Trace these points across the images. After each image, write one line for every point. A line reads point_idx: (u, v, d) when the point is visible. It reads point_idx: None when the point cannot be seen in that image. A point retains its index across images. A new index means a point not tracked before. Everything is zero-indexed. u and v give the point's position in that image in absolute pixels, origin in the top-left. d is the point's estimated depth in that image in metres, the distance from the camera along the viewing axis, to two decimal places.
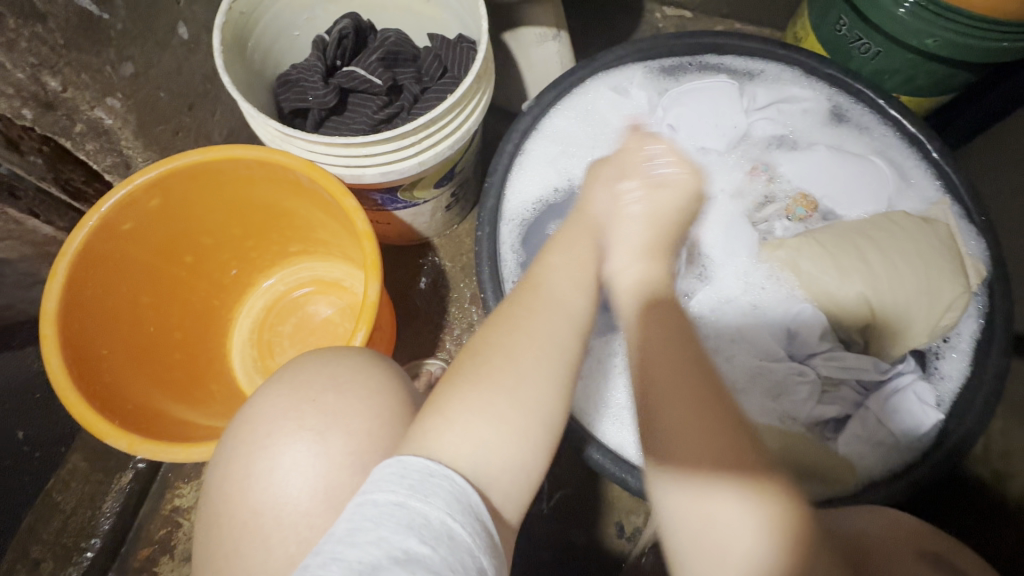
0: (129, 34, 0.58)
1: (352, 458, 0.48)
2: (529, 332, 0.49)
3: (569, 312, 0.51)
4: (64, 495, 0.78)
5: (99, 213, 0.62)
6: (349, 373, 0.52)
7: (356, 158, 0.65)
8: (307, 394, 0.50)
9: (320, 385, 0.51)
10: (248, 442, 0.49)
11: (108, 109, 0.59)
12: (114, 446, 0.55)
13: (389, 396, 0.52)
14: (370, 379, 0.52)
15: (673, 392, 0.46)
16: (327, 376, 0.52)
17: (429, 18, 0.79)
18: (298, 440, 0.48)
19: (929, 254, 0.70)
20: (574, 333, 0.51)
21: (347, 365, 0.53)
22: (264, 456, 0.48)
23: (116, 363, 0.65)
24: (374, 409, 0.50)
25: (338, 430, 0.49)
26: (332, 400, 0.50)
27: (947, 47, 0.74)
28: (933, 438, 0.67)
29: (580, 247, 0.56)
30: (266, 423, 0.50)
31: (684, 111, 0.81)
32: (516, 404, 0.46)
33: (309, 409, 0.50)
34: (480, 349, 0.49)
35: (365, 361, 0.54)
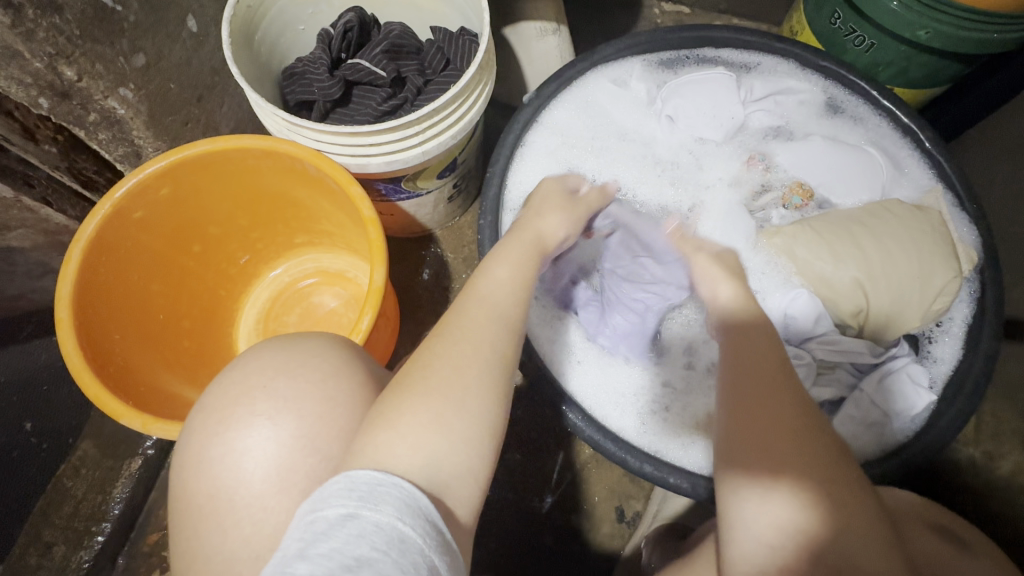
0: (141, 26, 0.60)
1: (303, 442, 0.47)
2: (467, 339, 0.50)
3: (504, 316, 0.53)
4: (74, 481, 0.80)
5: (113, 200, 0.63)
6: (302, 357, 0.50)
7: (361, 148, 0.67)
8: (256, 382, 0.49)
9: (271, 369, 0.49)
10: (204, 428, 0.48)
11: (121, 99, 0.60)
12: (129, 426, 0.57)
13: (346, 377, 0.50)
14: (324, 362, 0.51)
15: (747, 386, 0.51)
16: (278, 362, 0.50)
17: (432, 12, 0.80)
18: (253, 424, 0.47)
19: (923, 241, 0.72)
20: (510, 338, 0.52)
21: (300, 350, 0.51)
22: (218, 442, 0.47)
23: (128, 347, 0.67)
24: (327, 394, 0.49)
25: (291, 415, 0.47)
26: (283, 386, 0.48)
27: (938, 38, 0.76)
28: (925, 420, 0.68)
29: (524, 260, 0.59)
30: (219, 410, 0.48)
31: (682, 102, 0.82)
32: (459, 411, 0.46)
33: (260, 395, 0.48)
34: (421, 362, 0.49)
35: (324, 343, 0.53)
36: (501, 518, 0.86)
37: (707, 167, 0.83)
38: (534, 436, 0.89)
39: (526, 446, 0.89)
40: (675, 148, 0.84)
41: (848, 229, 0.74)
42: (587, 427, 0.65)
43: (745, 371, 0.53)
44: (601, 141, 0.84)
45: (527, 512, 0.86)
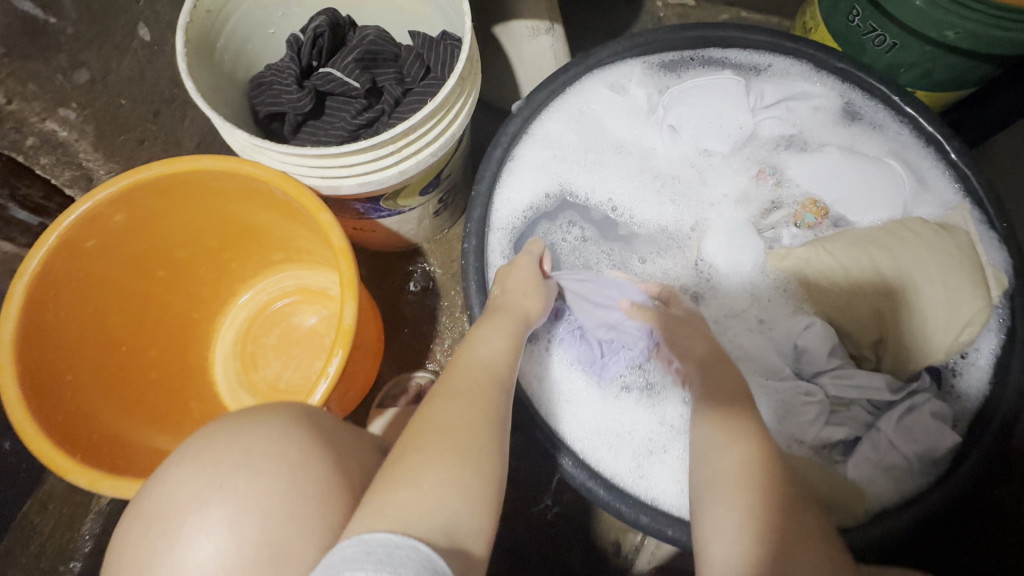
0: (82, 38, 0.55)
1: (269, 548, 0.42)
2: (471, 403, 0.52)
3: (498, 382, 0.55)
4: (41, 518, 0.77)
5: (59, 231, 0.58)
6: (263, 445, 0.45)
7: (331, 169, 0.61)
8: (209, 481, 0.43)
9: (227, 466, 0.43)
10: (146, 540, 0.42)
11: (62, 120, 0.56)
12: (75, 484, 0.53)
13: (315, 463, 0.46)
14: (289, 447, 0.45)
15: (719, 413, 0.56)
16: (235, 453, 0.44)
17: (412, 13, 0.74)
18: (204, 534, 0.41)
19: (947, 263, 0.66)
20: (506, 401, 0.54)
21: (258, 435, 0.45)
22: (161, 559, 0.41)
23: (84, 387, 0.62)
24: (296, 485, 0.44)
25: (251, 516, 0.42)
26: (243, 484, 0.43)
27: (968, 39, 0.68)
28: (949, 462, 0.63)
29: (508, 325, 0.60)
30: (164, 519, 0.42)
31: (686, 111, 0.76)
32: (466, 467, 0.47)
33: (214, 498, 0.42)
34: (426, 428, 0.49)
35: (286, 420, 0.48)
36: (491, 553, 0.81)
37: (712, 182, 0.77)
38: (526, 466, 0.84)
39: (518, 476, 0.84)
40: (676, 160, 0.78)
41: (875, 249, 0.68)
42: (579, 474, 0.61)
43: (719, 408, 0.56)
44: (597, 153, 0.78)
45: (519, 546, 0.82)
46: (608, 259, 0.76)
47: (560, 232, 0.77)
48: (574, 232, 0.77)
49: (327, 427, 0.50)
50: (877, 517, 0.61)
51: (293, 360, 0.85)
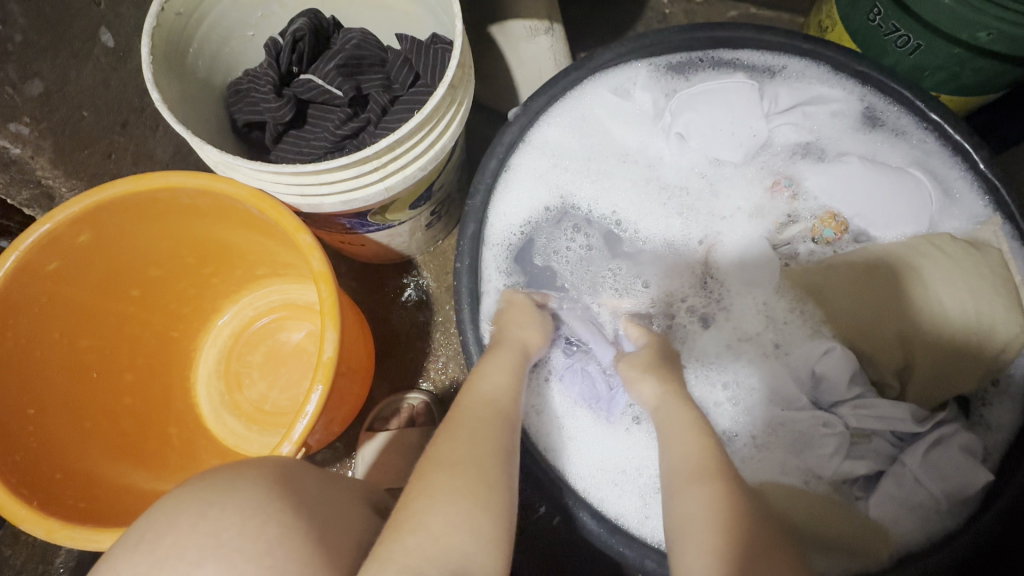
0: (34, 46, 0.49)
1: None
2: (481, 439, 0.48)
3: (505, 413, 0.51)
4: (13, 550, 0.72)
5: (17, 253, 0.53)
6: (236, 523, 0.38)
7: (312, 187, 0.56)
8: (170, 575, 0.36)
9: (192, 553, 0.37)
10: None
11: (13, 136, 0.50)
12: (32, 533, 0.49)
13: (297, 541, 0.39)
14: (267, 523, 0.39)
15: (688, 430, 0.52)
16: (202, 536, 0.37)
17: (401, 13, 0.69)
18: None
19: (979, 282, 0.61)
20: (515, 436, 0.51)
21: (230, 509, 0.39)
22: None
23: (47, 420, 0.58)
24: (278, 571, 0.37)
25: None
26: (213, 574, 0.36)
27: (1001, 41, 0.63)
28: (980, 500, 0.58)
29: (510, 357, 0.57)
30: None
31: (695, 117, 0.71)
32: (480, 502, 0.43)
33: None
34: (429, 466, 0.45)
35: (260, 487, 0.41)
36: None
37: (722, 194, 0.72)
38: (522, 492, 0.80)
39: None
40: (683, 170, 0.73)
41: (904, 267, 0.63)
42: (580, 512, 0.57)
43: (676, 441, 0.52)
44: (600, 162, 0.73)
45: None
46: (613, 282, 0.72)
47: (564, 239, 0.71)
48: (578, 240, 0.72)
49: (300, 478, 0.45)
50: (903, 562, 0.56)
51: (279, 379, 0.80)
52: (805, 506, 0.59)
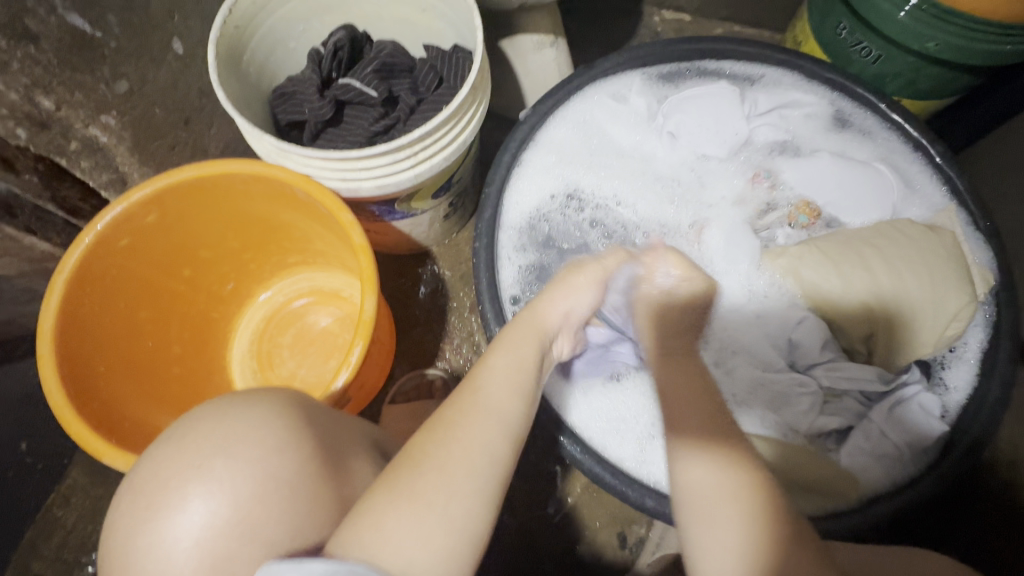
0: (123, 51, 0.60)
1: (243, 527, 0.45)
2: (460, 440, 0.48)
3: (501, 417, 0.51)
4: (64, 510, 0.80)
5: (95, 232, 0.62)
6: (241, 431, 0.48)
7: (353, 171, 0.65)
8: (190, 462, 0.46)
9: (206, 448, 0.47)
10: (133, 512, 0.46)
11: (103, 126, 0.62)
12: (111, 467, 0.56)
13: (287, 453, 0.48)
14: (263, 435, 0.48)
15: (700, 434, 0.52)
16: (215, 437, 0.47)
17: (425, 28, 0.79)
18: (186, 509, 0.45)
19: (936, 263, 0.69)
20: (506, 440, 0.50)
21: (239, 421, 0.48)
22: (147, 531, 0.45)
23: (113, 381, 0.66)
24: (270, 473, 0.47)
25: (226, 498, 0.45)
26: (218, 467, 0.46)
27: (949, 51, 0.73)
28: (939, 449, 0.66)
29: (524, 349, 0.57)
30: (148, 494, 0.46)
31: (684, 118, 0.80)
32: (441, 510, 0.44)
33: (193, 478, 0.46)
34: (410, 460, 0.47)
35: (267, 405, 0.50)
36: (500, 545, 0.84)
37: (711, 184, 0.81)
38: (530, 460, 0.87)
39: (525, 472, 0.87)
40: (676, 165, 0.82)
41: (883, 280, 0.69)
42: (585, 459, 0.64)
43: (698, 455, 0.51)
44: (602, 158, 0.82)
45: (526, 537, 0.84)
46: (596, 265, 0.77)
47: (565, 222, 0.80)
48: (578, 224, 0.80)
49: (317, 418, 0.53)
50: (871, 502, 0.64)
51: (307, 359, 0.86)
52: (784, 456, 0.67)
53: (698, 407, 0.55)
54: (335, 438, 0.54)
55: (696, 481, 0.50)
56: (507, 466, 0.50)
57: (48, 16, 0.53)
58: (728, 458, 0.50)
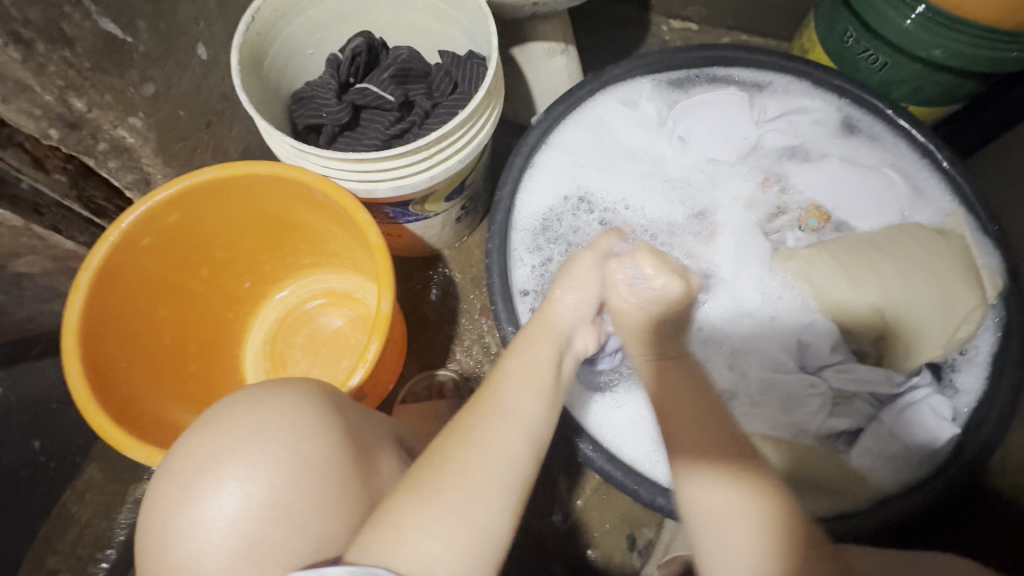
0: (150, 55, 0.62)
1: (274, 510, 0.46)
2: (476, 445, 0.51)
3: (521, 420, 0.54)
4: (79, 507, 0.81)
5: (120, 229, 0.63)
6: (276, 416, 0.49)
7: (369, 173, 0.66)
8: (225, 445, 0.47)
9: (245, 431, 0.48)
10: (170, 494, 0.46)
11: (131, 128, 0.63)
12: (133, 458, 0.57)
13: (321, 438, 0.49)
14: (298, 420, 0.49)
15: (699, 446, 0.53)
16: (250, 421, 0.49)
17: (439, 35, 0.81)
18: (222, 491, 0.46)
19: (946, 270, 0.69)
20: (522, 444, 0.52)
21: (273, 406, 0.50)
22: (184, 511, 0.46)
23: (135, 375, 0.68)
24: (301, 456, 0.48)
25: (262, 480, 0.46)
26: (254, 449, 0.47)
27: (955, 58, 0.73)
28: (950, 451, 0.66)
29: (537, 347, 0.59)
30: (186, 475, 0.47)
31: (694, 123, 0.82)
32: (463, 519, 0.46)
33: (229, 460, 0.47)
34: (426, 464, 0.50)
35: (298, 393, 0.52)
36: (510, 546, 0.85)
37: (721, 187, 0.82)
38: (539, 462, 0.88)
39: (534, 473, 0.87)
40: (686, 168, 0.83)
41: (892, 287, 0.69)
42: (597, 457, 0.65)
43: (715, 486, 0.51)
44: (613, 160, 0.83)
45: (534, 538, 0.85)
46: None
47: (576, 219, 0.80)
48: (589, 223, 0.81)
49: (343, 407, 0.54)
50: (880, 502, 0.64)
51: (319, 360, 0.87)
52: (794, 459, 0.68)
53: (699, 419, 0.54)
54: (359, 425, 0.55)
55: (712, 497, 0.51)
56: (530, 466, 0.52)
57: (82, 22, 0.55)
58: (751, 491, 0.50)
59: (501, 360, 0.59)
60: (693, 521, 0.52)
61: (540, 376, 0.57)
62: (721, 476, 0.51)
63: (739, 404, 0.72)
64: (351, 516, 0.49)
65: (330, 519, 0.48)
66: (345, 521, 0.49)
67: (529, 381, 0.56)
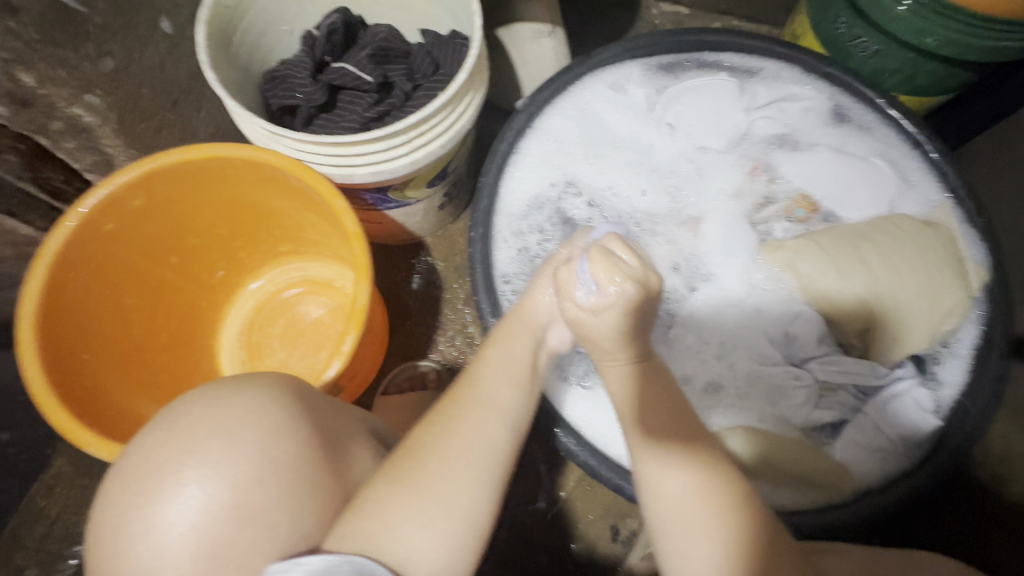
0: (109, 28, 0.58)
1: (238, 514, 0.44)
2: (452, 433, 0.51)
3: (493, 410, 0.54)
4: (48, 500, 0.79)
5: (79, 214, 0.60)
6: (239, 414, 0.47)
7: (346, 157, 0.63)
8: (184, 446, 0.45)
9: (205, 430, 0.46)
10: (125, 497, 0.44)
11: (87, 106, 0.59)
12: (95, 456, 0.55)
13: (288, 435, 0.47)
14: (262, 418, 0.47)
15: (660, 436, 0.52)
16: (210, 421, 0.46)
17: (421, 13, 0.78)
18: (181, 494, 0.43)
19: (932, 259, 0.69)
20: (500, 431, 0.53)
21: (236, 405, 0.47)
22: (140, 516, 0.43)
23: (98, 366, 0.65)
24: (266, 455, 0.46)
25: (224, 481, 0.44)
26: (216, 449, 0.45)
27: (947, 46, 0.72)
28: (931, 444, 0.66)
29: (516, 343, 0.59)
30: (143, 477, 0.44)
31: (683, 110, 0.80)
32: (442, 505, 0.47)
33: (189, 461, 0.44)
34: (403, 455, 0.50)
35: (265, 389, 0.49)
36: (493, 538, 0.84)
37: (708, 177, 0.80)
38: (524, 454, 0.86)
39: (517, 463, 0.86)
40: (674, 156, 0.81)
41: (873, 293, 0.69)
42: (580, 451, 0.65)
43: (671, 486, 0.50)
44: (600, 146, 0.81)
45: (518, 532, 0.84)
46: None
47: (568, 204, 0.79)
48: (575, 210, 0.79)
49: (315, 402, 0.52)
50: (864, 495, 0.64)
51: (297, 350, 0.84)
52: (780, 451, 0.67)
53: (669, 408, 0.53)
54: (330, 422, 0.53)
55: (671, 487, 0.50)
56: (507, 454, 0.53)
57: None
58: (714, 480, 0.49)
59: (476, 356, 0.59)
60: (659, 513, 0.50)
61: (509, 386, 0.56)
62: (681, 461, 0.50)
63: (725, 396, 0.71)
64: (323, 516, 0.48)
65: (300, 519, 0.46)
66: (318, 519, 0.47)
67: (507, 375, 0.57)
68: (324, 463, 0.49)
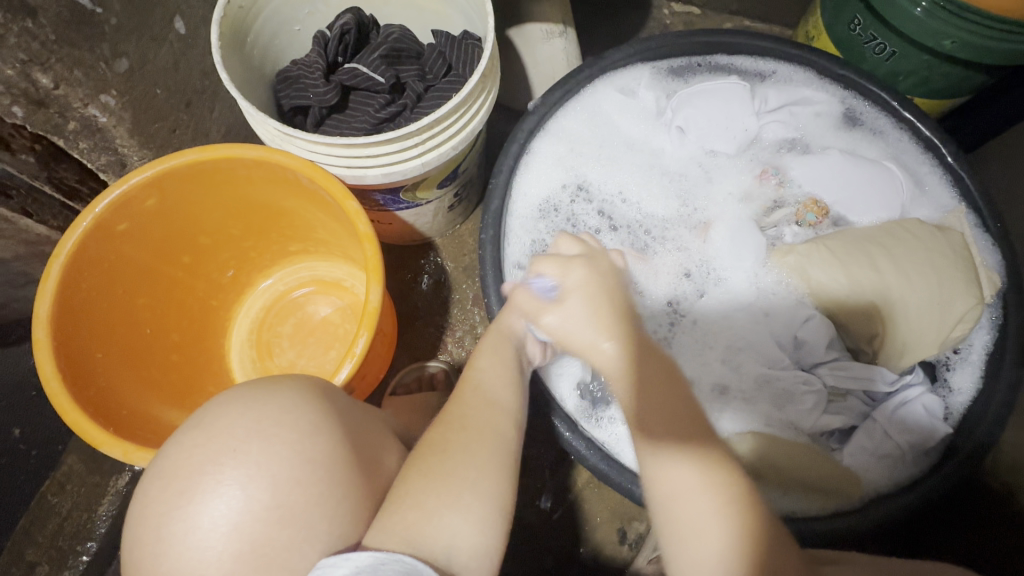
0: (123, 28, 0.59)
1: (279, 513, 0.44)
2: (471, 427, 0.53)
3: (506, 409, 0.56)
4: (59, 498, 0.78)
5: (94, 214, 0.60)
6: (274, 415, 0.47)
7: (358, 159, 0.63)
8: (223, 447, 0.45)
9: (243, 431, 0.46)
10: (164, 498, 0.44)
11: (102, 106, 0.59)
12: (109, 455, 0.55)
13: (322, 436, 0.48)
14: (299, 418, 0.47)
15: (661, 429, 0.52)
16: (249, 421, 0.46)
17: (433, 13, 0.77)
18: (219, 495, 0.43)
19: (943, 264, 0.68)
20: (511, 426, 0.55)
21: (271, 406, 0.47)
22: (179, 517, 0.43)
23: (111, 366, 0.65)
24: (303, 456, 0.46)
25: (263, 482, 0.44)
26: (255, 450, 0.45)
27: (965, 48, 0.71)
28: (942, 451, 0.66)
29: (507, 350, 0.61)
30: (180, 479, 0.44)
31: (694, 113, 0.78)
32: (479, 495, 0.49)
33: (228, 462, 0.44)
34: (427, 450, 0.51)
35: (299, 391, 0.49)
36: None
37: (717, 182, 0.80)
38: (531, 455, 0.87)
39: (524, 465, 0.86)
40: (685, 160, 0.80)
41: (881, 301, 0.68)
42: (590, 455, 0.64)
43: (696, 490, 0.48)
44: (610, 149, 0.81)
45: (525, 532, 0.84)
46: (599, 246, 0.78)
47: (578, 209, 0.79)
48: (582, 214, 0.79)
49: (338, 398, 0.52)
50: (873, 501, 0.64)
51: (308, 349, 0.85)
52: (790, 457, 0.66)
53: (673, 410, 0.53)
54: (358, 424, 0.53)
55: (677, 483, 0.49)
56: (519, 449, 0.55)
57: None
58: (729, 487, 0.48)
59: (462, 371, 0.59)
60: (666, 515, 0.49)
61: (506, 386, 0.58)
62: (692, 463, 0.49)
63: (735, 400, 0.71)
64: (358, 515, 0.48)
65: (337, 518, 0.47)
66: (354, 520, 0.48)
67: (496, 378, 0.58)
68: (356, 468, 0.49)
